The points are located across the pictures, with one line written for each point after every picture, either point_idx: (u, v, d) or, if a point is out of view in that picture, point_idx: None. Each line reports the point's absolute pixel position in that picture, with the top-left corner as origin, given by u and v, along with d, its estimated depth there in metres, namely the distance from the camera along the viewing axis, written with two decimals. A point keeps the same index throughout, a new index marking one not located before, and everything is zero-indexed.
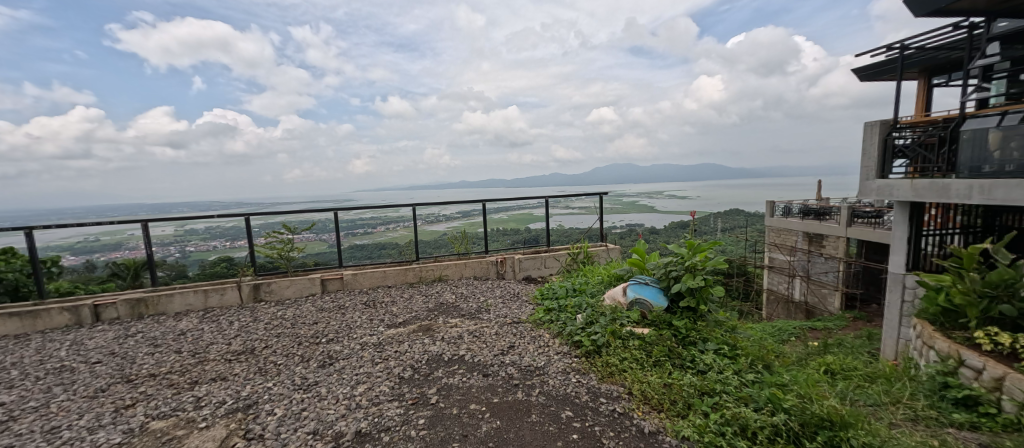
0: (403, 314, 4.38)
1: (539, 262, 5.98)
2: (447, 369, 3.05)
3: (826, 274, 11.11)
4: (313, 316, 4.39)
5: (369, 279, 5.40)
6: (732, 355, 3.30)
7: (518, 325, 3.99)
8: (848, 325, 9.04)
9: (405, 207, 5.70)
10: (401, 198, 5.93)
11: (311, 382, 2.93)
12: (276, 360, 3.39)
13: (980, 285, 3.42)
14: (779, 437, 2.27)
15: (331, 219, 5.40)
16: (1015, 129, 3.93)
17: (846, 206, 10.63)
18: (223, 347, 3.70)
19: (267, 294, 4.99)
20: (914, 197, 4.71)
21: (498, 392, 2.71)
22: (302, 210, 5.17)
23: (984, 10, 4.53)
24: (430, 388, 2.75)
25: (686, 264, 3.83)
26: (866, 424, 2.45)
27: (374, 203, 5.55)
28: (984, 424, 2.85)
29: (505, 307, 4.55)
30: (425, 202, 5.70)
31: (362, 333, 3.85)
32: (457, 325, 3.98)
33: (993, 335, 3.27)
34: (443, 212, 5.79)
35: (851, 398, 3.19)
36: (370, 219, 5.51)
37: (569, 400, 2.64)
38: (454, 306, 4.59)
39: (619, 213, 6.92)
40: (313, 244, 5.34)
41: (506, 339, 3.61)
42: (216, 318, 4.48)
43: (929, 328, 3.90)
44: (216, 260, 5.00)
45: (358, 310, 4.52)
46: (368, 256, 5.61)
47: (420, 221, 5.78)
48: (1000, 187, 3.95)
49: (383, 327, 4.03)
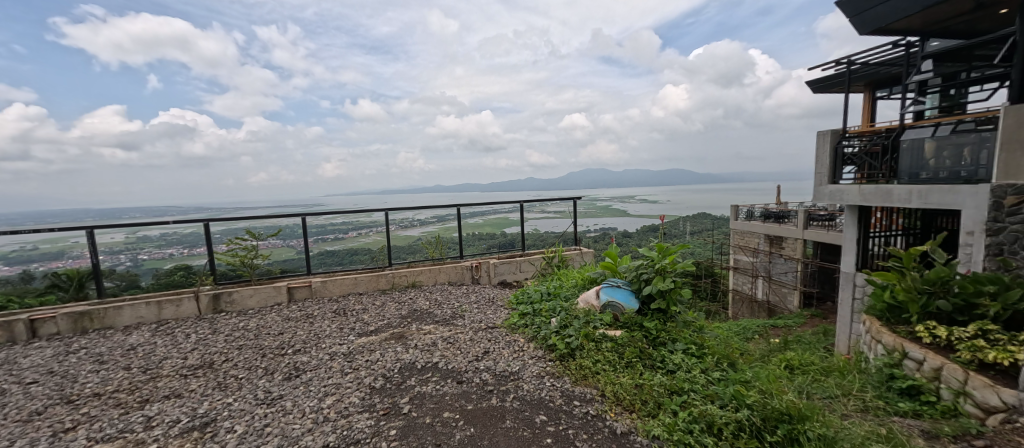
0: (375, 322, 4.34)
1: (514, 266, 6.05)
2: (421, 377, 3.05)
3: (785, 274, 11.68)
4: (279, 326, 4.29)
5: (340, 286, 5.32)
6: (699, 354, 3.45)
7: (493, 331, 4.03)
8: (806, 321, 9.52)
9: (377, 212, 5.65)
10: (373, 204, 5.89)
11: (275, 396, 2.88)
12: (238, 374, 3.30)
13: (920, 282, 3.70)
14: (743, 431, 2.41)
15: (299, 225, 5.27)
16: (946, 140, 4.25)
17: (803, 209, 11.21)
18: (177, 362, 3.56)
19: (228, 304, 4.83)
20: (861, 202, 5.05)
21: (472, 399, 2.74)
22: (268, 216, 5.05)
23: (919, 30, 4.93)
24: (402, 398, 2.75)
25: (656, 267, 3.98)
26: (821, 416, 2.61)
27: (345, 208, 5.50)
28: (926, 412, 3.10)
29: (480, 312, 4.57)
30: (398, 207, 5.68)
31: (332, 343, 3.79)
32: (432, 332, 3.98)
33: (932, 329, 3.54)
34: (417, 216, 5.81)
35: (808, 392, 3.39)
36: (341, 224, 5.47)
37: (543, 405, 2.69)
38: (428, 313, 4.58)
39: (591, 217, 7.09)
40: (280, 251, 5.21)
41: (481, 345, 3.64)
42: (170, 330, 4.30)
43: (876, 323, 4.19)
44: (171, 269, 4.82)
45: (328, 319, 4.45)
46: (339, 263, 5.53)
47: (393, 226, 5.75)
48: (934, 192, 4.26)
49: (354, 336, 3.98)
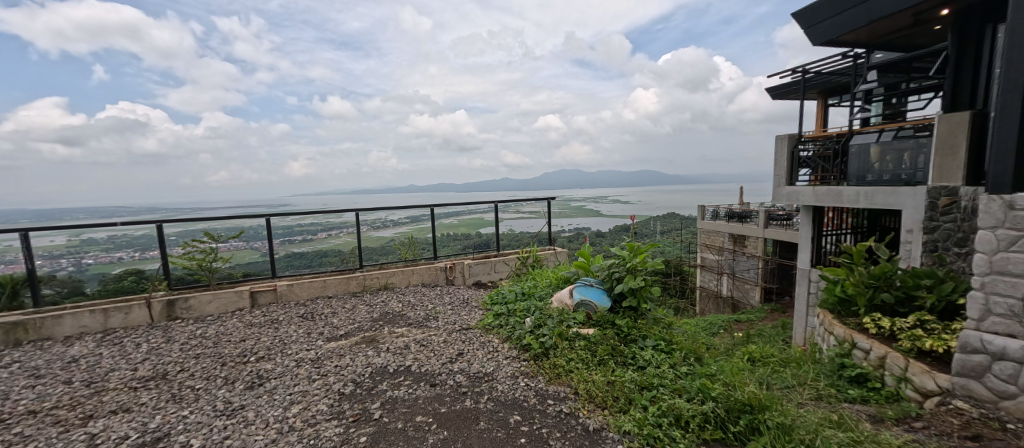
0: (345, 326, 4.29)
1: (489, 267, 6.09)
2: (393, 381, 3.06)
3: (747, 271, 12.21)
4: (241, 333, 4.18)
5: (307, 290, 5.20)
6: (669, 350, 3.59)
7: (467, 332, 4.07)
8: (766, 316, 10.00)
9: (348, 213, 5.59)
10: (343, 204, 5.81)
11: (236, 406, 2.82)
12: (194, 384, 3.20)
13: (867, 277, 3.98)
14: (708, 423, 2.55)
15: (263, 226, 5.17)
16: (888, 145, 4.57)
17: (764, 210, 11.76)
18: (126, 374, 3.42)
19: (184, 311, 4.63)
20: (815, 202, 5.38)
21: (445, 402, 2.77)
22: (229, 217, 4.92)
23: (864, 43, 5.28)
24: (373, 403, 2.75)
25: (628, 266, 4.11)
26: (779, 406, 2.78)
27: (314, 209, 5.42)
28: (872, 397, 3.34)
29: (455, 314, 4.60)
30: (370, 208, 5.65)
31: (298, 349, 3.73)
32: (405, 334, 3.97)
33: (877, 320, 3.79)
34: (390, 217, 5.81)
35: (768, 382, 3.60)
36: (309, 225, 5.39)
37: (517, 405, 2.75)
38: (400, 315, 4.56)
39: (566, 217, 7.22)
40: (242, 253, 5.07)
41: (455, 347, 3.67)
42: (117, 340, 4.09)
43: (829, 315, 4.47)
44: (121, 274, 4.63)
45: (294, 324, 4.36)
46: (308, 265, 5.41)
47: (365, 226, 5.71)
48: (879, 193, 4.58)
49: (322, 341, 3.92)
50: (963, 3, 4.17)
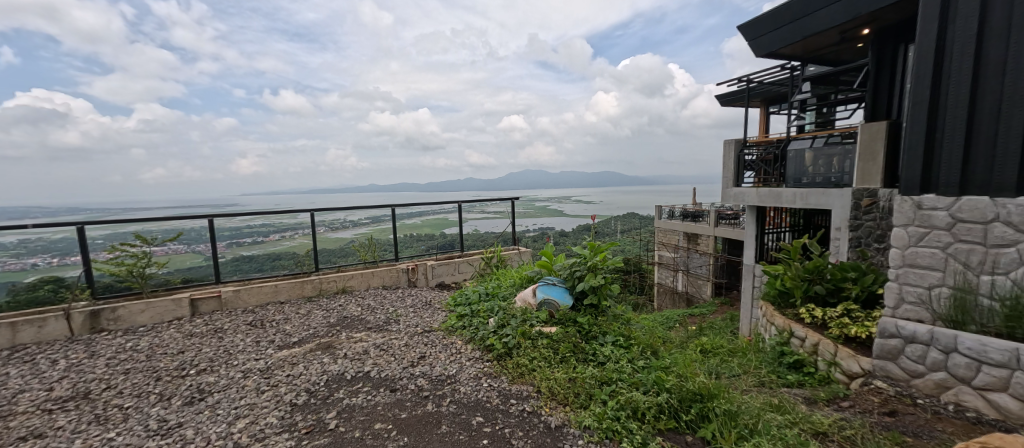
0: (298, 332, 4.19)
1: (452, 268, 6.12)
2: (350, 388, 3.04)
3: (700, 268, 12.87)
4: (178, 344, 3.96)
5: (256, 296, 5.00)
6: (627, 345, 3.76)
7: (429, 335, 4.09)
8: (716, 309, 10.61)
9: (303, 213, 5.47)
10: (298, 205, 5.65)
11: (172, 425, 2.69)
12: (123, 403, 3.00)
13: (802, 272, 4.35)
14: (662, 413, 2.71)
15: (205, 228, 4.94)
16: (821, 151, 4.99)
17: (714, 209, 12.44)
18: (39, 395, 3.13)
19: (111, 322, 4.31)
20: (758, 203, 5.80)
21: (406, 407, 2.79)
22: (166, 218, 4.68)
23: (799, 57, 5.73)
24: (328, 413, 2.73)
25: (588, 264, 4.28)
26: (726, 394, 2.98)
27: (265, 209, 5.26)
28: (807, 381, 3.67)
29: (417, 317, 4.60)
30: (328, 208, 5.56)
31: (244, 360, 3.59)
32: (363, 339, 3.94)
33: (811, 310, 4.14)
34: (349, 217, 5.73)
35: (718, 372, 3.87)
36: (260, 227, 5.23)
37: (480, 406, 2.82)
38: (359, 320, 4.51)
39: (530, 217, 7.36)
40: (181, 257, 4.81)
41: (417, 350, 3.69)
42: (29, 357, 3.72)
43: (770, 307, 4.83)
44: (36, 282, 4.21)
45: (240, 333, 4.20)
46: (258, 269, 5.23)
47: (321, 228, 5.58)
48: (813, 195, 5.01)
49: (272, 350, 3.81)
50: (881, 24, 4.64)
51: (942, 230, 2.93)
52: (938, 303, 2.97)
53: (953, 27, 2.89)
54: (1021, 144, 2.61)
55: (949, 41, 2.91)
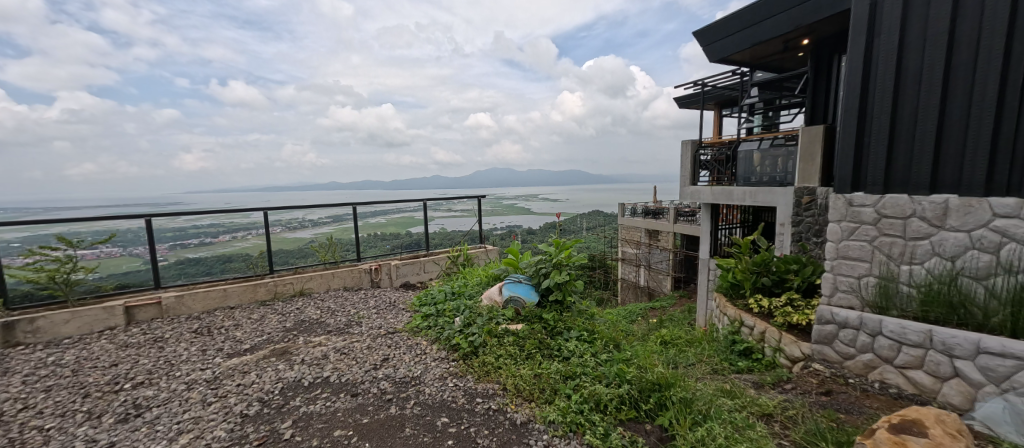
0: (251, 338, 4.04)
1: (418, 267, 6.09)
2: (308, 395, 3.00)
3: (661, 263, 13.40)
4: (111, 356, 3.69)
5: (202, 301, 4.75)
6: (591, 339, 3.88)
7: (393, 336, 4.08)
8: (675, 302, 11.10)
9: (255, 212, 5.25)
10: (251, 203, 5.44)
11: (103, 444, 2.52)
12: (42, 424, 2.75)
13: (752, 264, 4.66)
14: (623, 404, 2.84)
15: (143, 229, 4.63)
16: (767, 152, 5.33)
17: (673, 207, 12.98)
18: None
19: (28, 334, 3.93)
20: (712, 200, 6.13)
21: (368, 412, 2.78)
22: (97, 218, 4.35)
23: (748, 63, 6.08)
24: (283, 423, 2.67)
25: (554, 261, 4.40)
26: (683, 383, 3.13)
27: (214, 209, 5.03)
28: (756, 367, 3.94)
29: (380, 318, 4.56)
30: (285, 207, 5.40)
31: (187, 370, 3.41)
32: (323, 343, 3.88)
33: (759, 300, 4.45)
34: (308, 217, 5.59)
35: (676, 361, 4.09)
36: (207, 227, 4.98)
37: (445, 406, 2.87)
38: (319, 323, 4.42)
39: (498, 215, 7.44)
40: (113, 261, 4.50)
41: (380, 352, 3.67)
42: None
43: (723, 298, 5.13)
44: None
45: (184, 341, 3.99)
46: (207, 272, 5.00)
47: (278, 228, 5.42)
48: (761, 193, 5.35)
49: (220, 358, 3.65)
50: (819, 35, 5.02)
51: (869, 224, 3.24)
52: (866, 290, 3.28)
53: (879, 40, 3.18)
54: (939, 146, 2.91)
55: (874, 53, 3.21)
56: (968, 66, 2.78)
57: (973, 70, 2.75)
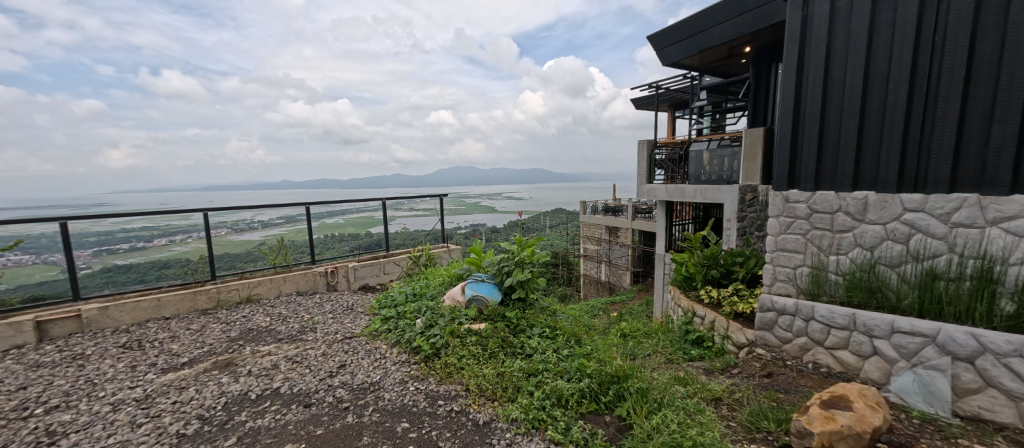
0: (190, 351, 3.81)
1: (377, 269, 6.00)
2: (256, 408, 2.89)
3: (620, 258, 13.84)
4: (21, 379, 3.32)
5: (132, 313, 4.42)
6: (553, 335, 3.96)
7: (351, 341, 4.01)
8: (634, 295, 11.52)
9: (196, 213, 4.96)
10: (192, 204, 5.13)
11: None
12: None
13: (703, 257, 4.94)
14: (584, 397, 2.95)
15: (58, 233, 4.26)
16: (716, 152, 5.66)
17: (632, 204, 13.46)
18: None
19: None
20: (667, 197, 6.40)
21: (322, 422, 2.74)
22: (8, 221, 4.02)
23: (698, 68, 6.41)
24: (228, 439, 2.57)
25: (516, 259, 4.47)
26: (639, 374, 3.28)
27: (150, 210, 4.74)
28: (706, 354, 4.20)
29: (337, 323, 4.47)
30: (232, 208, 5.15)
31: (113, 390, 3.16)
32: (272, 353, 3.75)
33: (710, 290, 4.73)
34: (257, 218, 5.37)
35: (635, 353, 4.27)
36: (141, 231, 4.67)
37: (405, 411, 2.87)
38: (269, 331, 4.26)
39: (461, 214, 7.45)
40: (23, 270, 4.14)
41: (336, 359, 3.61)
42: None
43: (677, 290, 5.40)
44: None
45: (110, 357, 3.69)
46: (139, 280, 4.67)
47: (224, 229, 5.16)
48: (710, 190, 5.66)
49: (153, 374, 3.41)
50: (760, 44, 5.38)
51: (803, 219, 3.54)
52: (800, 279, 3.58)
53: (810, 50, 3.46)
54: (871, 146, 3.17)
55: (805, 61, 3.49)
56: (883, 76, 3.09)
57: (890, 79, 3.05)
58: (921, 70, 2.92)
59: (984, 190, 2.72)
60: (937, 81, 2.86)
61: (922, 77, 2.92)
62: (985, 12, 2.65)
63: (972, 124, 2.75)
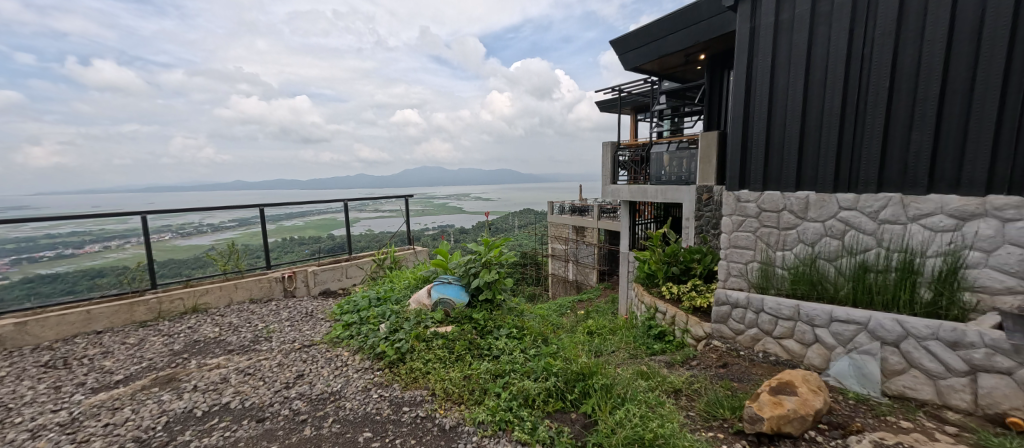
0: (125, 368, 3.56)
1: (339, 273, 5.83)
2: (202, 426, 2.77)
3: (588, 257, 14.10)
4: None
5: (56, 328, 4.08)
6: (520, 336, 4.01)
7: (309, 350, 3.91)
8: (601, 293, 11.77)
9: (133, 216, 4.63)
10: (130, 206, 4.79)
11: None
12: None
13: (665, 255, 5.12)
14: (551, 397, 3.02)
15: None
16: (675, 154, 5.90)
17: (598, 204, 13.75)
18: None
19: None
20: (631, 197, 6.60)
21: (278, 436, 2.66)
22: None
23: (657, 73, 6.65)
24: None
25: (483, 260, 4.48)
26: (604, 370, 3.37)
27: (83, 213, 4.34)
28: (666, 348, 4.38)
29: (294, 331, 4.34)
30: (178, 211, 4.83)
31: (31, 415, 2.89)
32: (222, 365, 3.59)
33: (670, 287, 4.93)
34: (206, 221, 5.11)
35: (600, 350, 4.39)
36: (70, 237, 4.34)
37: (368, 420, 2.84)
38: (218, 342, 4.08)
39: (428, 215, 7.39)
40: None
41: (294, 369, 3.52)
42: None
43: (641, 287, 5.58)
44: None
45: (31, 378, 3.39)
46: (66, 291, 4.35)
47: (170, 234, 4.87)
48: (670, 191, 5.90)
49: (81, 395, 3.16)
50: (714, 51, 5.66)
51: (753, 217, 3.76)
52: (751, 274, 3.80)
53: (756, 59, 3.69)
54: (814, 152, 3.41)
55: (753, 69, 3.73)
56: (820, 85, 3.34)
57: (827, 88, 3.30)
58: (852, 80, 3.17)
59: (906, 190, 2.99)
60: (865, 91, 3.11)
61: (853, 86, 3.17)
62: (904, 28, 2.92)
63: (895, 130, 3.01)
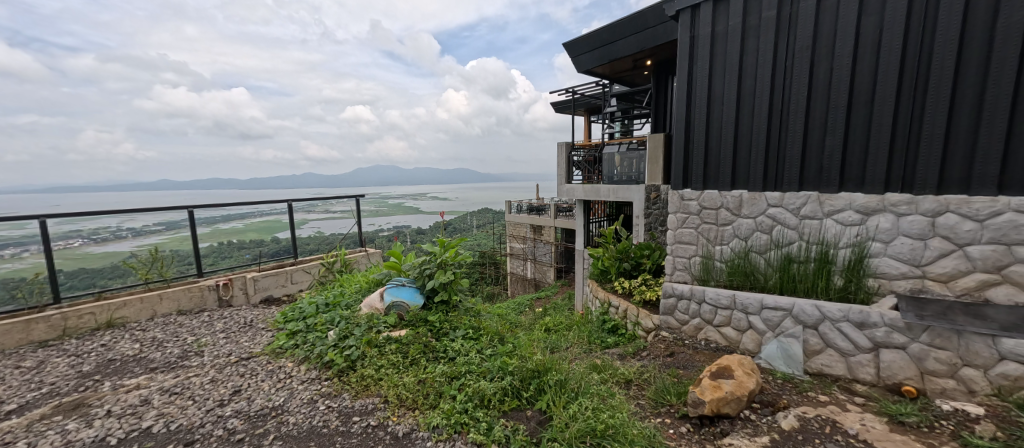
0: (22, 396, 3.19)
1: (283, 278, 5.58)
2: None
3: (545, 255, 14.32)
4: None
5: None
6: (477, 336, 4.03)
7: (248, 362, 3.73)
8: (558, 290, 12.01)
9: (32, 221, 4.16)
10: (32, 208, 4.34)
11: None
12: None
13: (617, 252, 5.33)
14: (506, 395, 3.08)
15: None
16: (626, 154, 6.15)
17: (554, 203, 14.02)
18: None
19: None
20: (585, 195, 6.81)
21: None
22: None
23: (607, 76, 6.89)
24: None
25: (438, 261, 4.47)
26: (558, 365, 3.46)
27: None
28: (618, 341, 4.57)
29: (231, 343, 4.12)
30: (88, 214, 4.41)
31: None
32: (143, 386, 3.33)
33: (621, 282, 5.15)
34: (125, 225, 4.71)
35: (556, 346, 4.51)
36: None
37: (314, 433, 2.76)
38: (139, 360, 3.79)
39: (381, 216, 7.23)
40: None
41: (231, 384, 3.35)
42: None
43: (594, 283, 5.77)
44: None
45: None
46: None
47: (83, 240, 4.46)
48: (620, 190, 6.14)
49: None
50: (659, 58, 5.95)
51: (695, 215, 4.02)
52: (693, 268, 4.06)
53: (696, 66, 3.95)
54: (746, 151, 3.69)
55: (693, 75, 3.98)
56: (750, 92, 3.62)
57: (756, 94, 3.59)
58: (777, 88, 3.47)
59: (821, 189, 3.33)
60: (788, 98, 3.42)
61: (778, 94, 3.47)
62: (819, 43, 3.25)
63: (813, 135, 3.33)
